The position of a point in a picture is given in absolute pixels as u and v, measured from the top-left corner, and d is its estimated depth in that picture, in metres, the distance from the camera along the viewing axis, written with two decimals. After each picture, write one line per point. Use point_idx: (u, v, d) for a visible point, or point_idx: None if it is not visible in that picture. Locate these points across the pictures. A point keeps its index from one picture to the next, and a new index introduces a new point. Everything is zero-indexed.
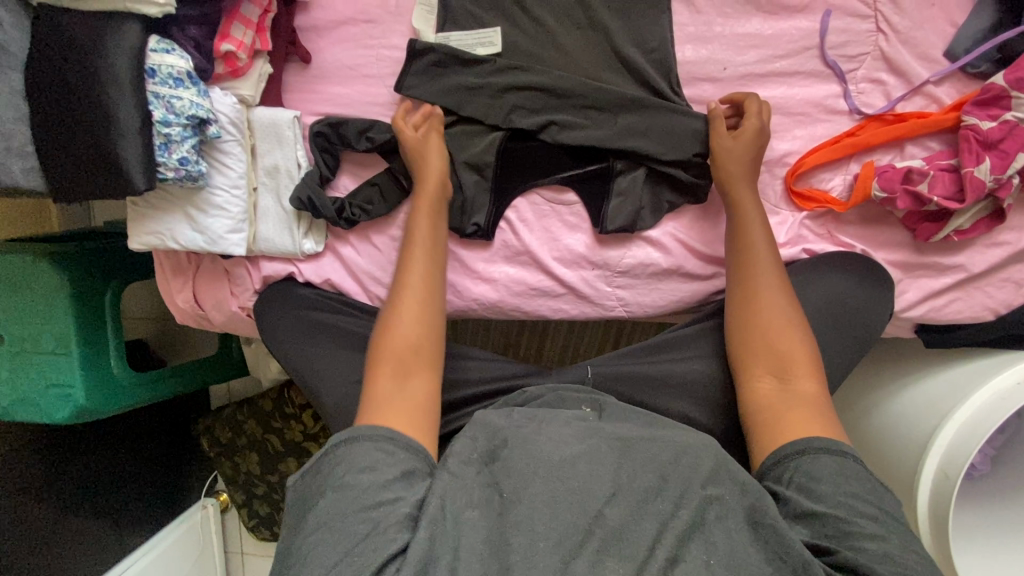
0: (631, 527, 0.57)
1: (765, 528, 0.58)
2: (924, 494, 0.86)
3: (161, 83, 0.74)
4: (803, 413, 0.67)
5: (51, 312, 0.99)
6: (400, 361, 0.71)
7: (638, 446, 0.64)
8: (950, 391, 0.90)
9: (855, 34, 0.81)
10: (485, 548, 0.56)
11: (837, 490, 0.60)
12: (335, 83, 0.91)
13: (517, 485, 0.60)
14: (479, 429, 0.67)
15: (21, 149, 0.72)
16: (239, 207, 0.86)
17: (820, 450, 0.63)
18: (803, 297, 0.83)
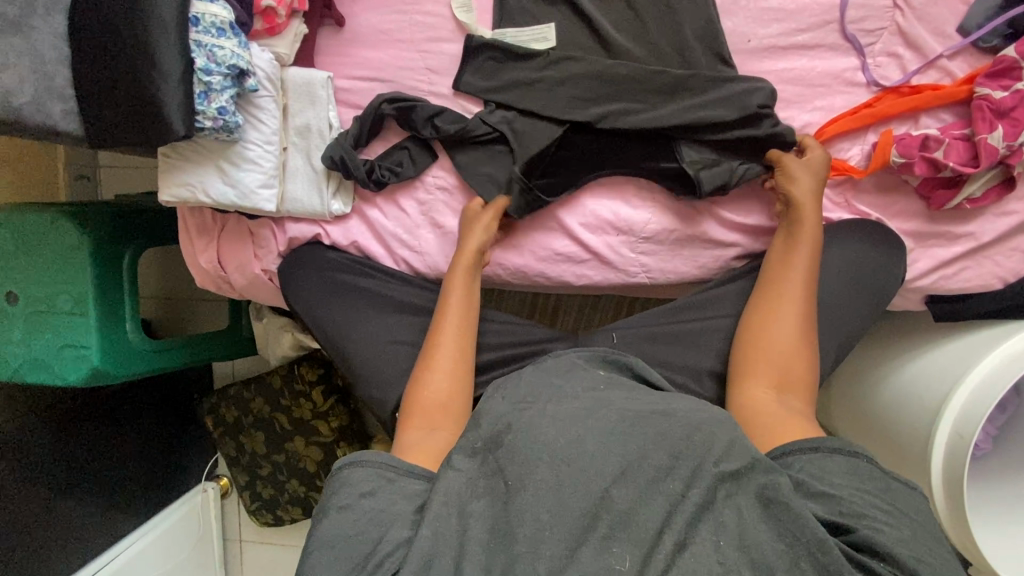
0: (639, 511, 0.54)
1: (776, 508, 0.54)
2: (937, 461, 0.87)
3: (204, 32, 0.74)
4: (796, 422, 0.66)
5: (70, 270, 0.98)
6: (427, 416, 0.73)
7: (650, 420, 0.60)
8: (960, 359, 0.90)
9: (873, 10, 0.85)
10: (490, 535, 0.56)
11: (847, 487, 0.57)
12: (369, 47, 0.94)
13: (522, 473, 0.57)
14: (483, 419, 0.64)
15: (61, 91, 0.72)
16: (271, 163, 0.86)
17: (813, 450, 0.61)
18: (825, 259, 0.84)
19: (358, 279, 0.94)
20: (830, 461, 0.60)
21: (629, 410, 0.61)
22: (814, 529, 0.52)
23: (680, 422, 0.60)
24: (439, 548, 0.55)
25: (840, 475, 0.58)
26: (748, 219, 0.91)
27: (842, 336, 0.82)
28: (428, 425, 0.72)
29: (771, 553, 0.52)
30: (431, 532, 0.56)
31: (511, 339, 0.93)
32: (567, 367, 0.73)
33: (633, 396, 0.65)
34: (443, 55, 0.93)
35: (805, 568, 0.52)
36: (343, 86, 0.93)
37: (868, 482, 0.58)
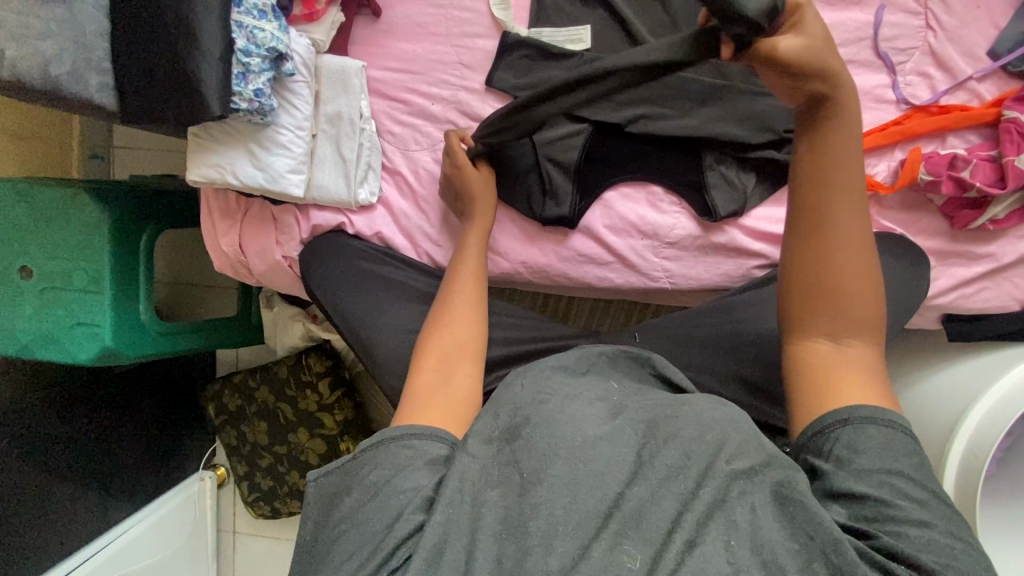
0: (650, 509, 0.54)
1: (792, 505, 0.53)
2: (951, 474, 0.86)
3: (245, 13, 0.75)
4: (857, 379, 0.59)
5: (88, 247, 0.97)
6: (440, 357, 0.71)
7: (663, 421, 0.60)
8: (976, 376, 0.91)
9: (906, 29, 0.87)
10: (501, 525, 0.55)
11: (879, 467, 0.54)
12: (404, 39, 0.94)
13: (538, 466, 0.56)
14: (500, 408, 0.63)
15: (99, 64, 0.72)
16: (302, 148, 0.86)
17: (845, 421, 0.57)
18: None
19: (382, 268, 0.93)
20: (863, 434, 0.55)
21: (644, 416, 0.62)
22: (827, 527, 0.51)
23: (692, 420, 0.60)
24: (449, 537, 0.54)
25: (872, 455, 0.54)
26: (775, 230, 0.91)
27: None
28: (442, 370, 0.69)
29: (783, 553, 0.51)
30: (443, 519, 0.55)
31: (534, 335, 0.94)
32: (587, 365, 0.73)
33: (653, 399, 0.65)
34: (477, 51, 0.93)
35: (819, 570, 0.50)
36: (376, 77, 0.94)
37: (903, 457, 0.55)
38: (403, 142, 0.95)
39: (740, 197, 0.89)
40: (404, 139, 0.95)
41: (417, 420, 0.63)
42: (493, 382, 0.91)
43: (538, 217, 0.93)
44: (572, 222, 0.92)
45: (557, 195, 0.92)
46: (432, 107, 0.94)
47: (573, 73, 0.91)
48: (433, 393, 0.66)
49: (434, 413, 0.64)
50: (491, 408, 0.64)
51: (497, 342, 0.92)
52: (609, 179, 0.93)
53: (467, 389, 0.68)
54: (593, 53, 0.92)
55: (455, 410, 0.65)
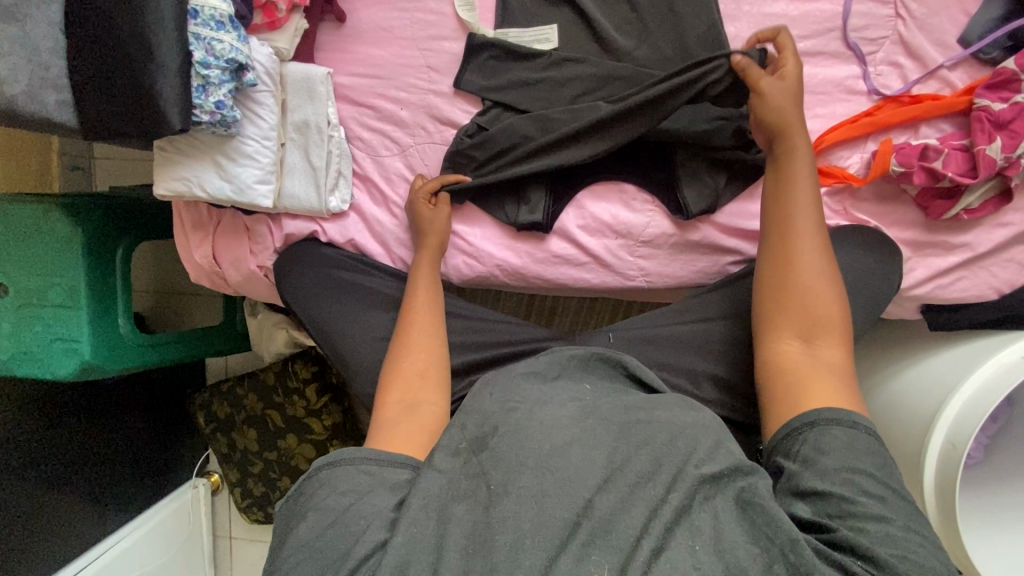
0: (619, 517, 0.54)
1: (753, 510, 0.54)
2: (931, 466, 0.87)
3: (203, 25, 0.74)
4: (824, 380, 0.64)
5: (63, 263, 0.97)
6: (407, 386, 0.73)
7: (636, 428, 0.60)
8: (953, 367, 0.90)
9: (875, 18, 0.86)
10: (467, 542, 0.54)
11: (842, 465, 0.57)
12: (370, 44, 0.93)
13: (506, 476, 0.57)
14: (467, 419, 0.63)
15: (56, 81, 0.71)
16: (269, 158, 0.85)
17: (811, 425, 0.60)
18: None
19: (355, 275, 0.93)
20: (828, 435, 0.59)
21: (612, 415, 0.62)
22: (786, 528, 0.52)
23: (662, 427, 0.60)
24: (415, 554, 0.54)
25: (835, 456, 0.58)
26: (748, 225, 0.90)
27: None
28: (410, 395, 0.72)
29: (745, 556, 0.52)
30: (405, 540, 0.55)
31: (510, 338, 0.93)
32: (557, 370, 0.73)
33: (624, 399, 0.65)
34: (443, 54, 0.92)
35: (779, 570, 0.51)
36: (343, 83, 0.93)
37: (865, 457, 0.57)
38: (373, 148, 0.95)
39: (712, 194, 0.89)
40: (374, 145, 0.94)
41: (386, 449, 0.65)
42: (464, 388, 0.90)
43: (511, 221, 0.93)
44: (544, 225, 0.91)
45: (529, 199, 0.92)
46: (401, 113, 0.93)
47: (542, 73, 0.90)
48: (400, 420, 0.69)
49: (399, 439, 0.66)
50: (459, 419, 0.64)
51: (473, 346, 0.92)
52: (582, 181, 0.92)
53: (435, 415, 0.71)
54: (562, 53, 0.91)
55: (418, 433, 0.68)
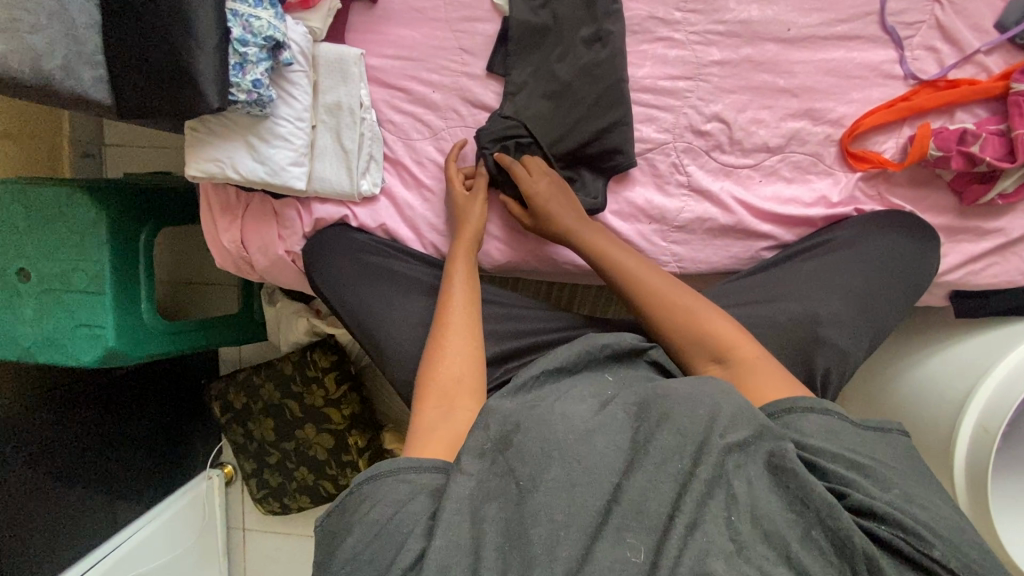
0: (650, 495, 0.54)
1: (784, 474, 0.54)
2: (963, 448, 0.90)
3: (241, 2, 0.73)
4: (759, 379, 0.64)
5: (86, 248, 0.95)
6: (440, 395, 0.68)
7: (657, 402, 0.60)
8: (986, 352, 0.94)
9: (913, 2, 0.85)
10: (504, 539, 0.54)
11: (833, 446, 0.57)
12: (401, 25, 0.91)
13: (533, 472, 0.56)
14: (489, 418, 0.61)
15: (92, 58, 0.69)
16: (302, 139, 0.84)
17: (791, 409, 0.60)
18: (854, 254, 0.83)
19: (385, 260, 0.92)
20: (809, 421, 0.59)
21: (635, 400, 0.62)
22: (817, 493, 0.53)
23: (685, 406, 0.58)
24: (456, 558, 0.53)
25: (817, 436, 0.58)
26: (785, 210, 0.89)
27: (881, 324, 0.81)
28: (444, 404, 0.67)
29: (782, 522, 0.52)
30: (444, 543, 0.53)
31: (545, 324, 0.93)
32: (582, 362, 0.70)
33: (642, 385, 0.65)
34: (476, 35, 0.91)
35: (818, 536, 0.52)
36: (374, 65, 0.91)
37: (846, 438, 0.58)
38: (404, 132, 0.93)
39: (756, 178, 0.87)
40: (404, 128, 0.93)
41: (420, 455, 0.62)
42: (503, 375, 0.89)
43: None
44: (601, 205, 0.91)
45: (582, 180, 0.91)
46: (433, 95, 0.92)
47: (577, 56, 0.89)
48: (434, 429, 0.65)
49: (437, 449, 0.63)
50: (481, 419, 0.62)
51: (510, 332, 0.92)
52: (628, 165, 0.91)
53: (463, 424, 0.66)
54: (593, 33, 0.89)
55: (452, 440, 0.64)
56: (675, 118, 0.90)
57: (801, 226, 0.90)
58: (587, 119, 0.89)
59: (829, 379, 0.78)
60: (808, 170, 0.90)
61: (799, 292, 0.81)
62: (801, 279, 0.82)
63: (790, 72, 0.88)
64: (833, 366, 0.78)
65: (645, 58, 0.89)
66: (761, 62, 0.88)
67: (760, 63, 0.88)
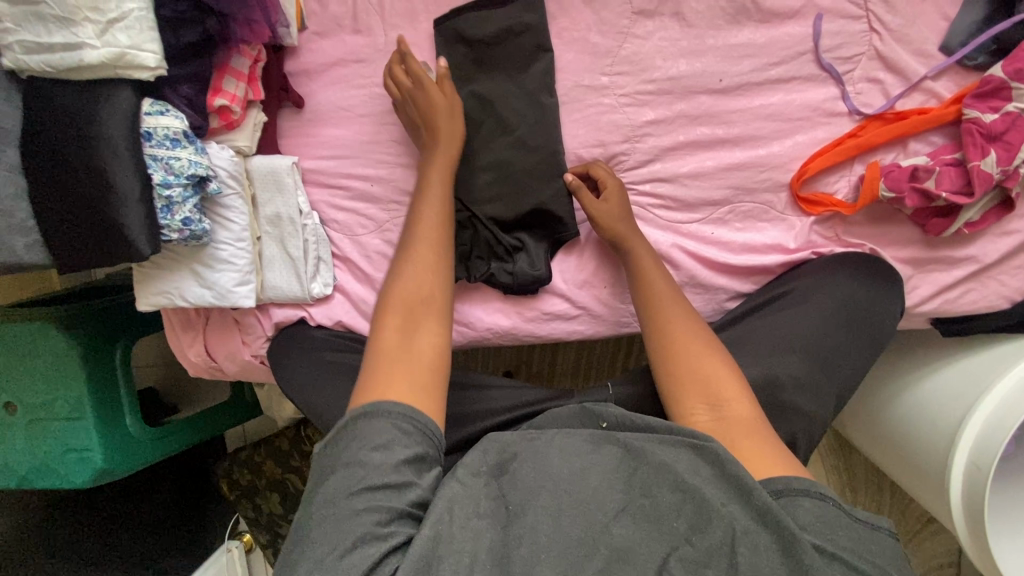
0: (638, 550, 0.54)
1: (793, 548, 0.52)
2: (958, 485, 0.87)
3: (158, 145, 0.73)
4: (750, 444, 0.62)
5: (64, 376, 0.98)
6: (406, 308, 0.69)
7: (655, 451, 0.61)
8: (971, 379, 0.90)
9: (849, 35, 0.81)
10: (489, 560, 0.54)
11: (829, 536, 0.54)
12: (331, 124, 0.91)
13: (524, 497, 0.58)
14: (490, 445, 0.64)
15: (22, 225, 0.71)
16: (246, 259, 0.85)
17: (778, 494, 0.57)
18: (816, 304, 0.80)
19: (345, 356, 0.92)
20: (800, 508, 0.56)
21: (634, 438, 0.62)
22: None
23: (675, 451, 0.61)
24: (440, 554, 0.53)
25: (812, 529, 0.55)
26: (738, 264, 0.87)
27: (842, 377, 0.78)
28: (408, 319, 0.68)
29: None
30: (431, 535, 0.54)
31: (511, 401, 0.92)
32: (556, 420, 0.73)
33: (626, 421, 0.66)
34: None
35: None
36: (310, 168, 0.91)
37: (841, 530, 0.55)
38: (349, 228, 0.94)
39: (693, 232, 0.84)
40: (349, 224, 0.93)
41: (380, 395, 0.61)
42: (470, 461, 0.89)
43: (509, 276, 0.89)
44: (544, 278, 0.89)
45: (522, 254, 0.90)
46: (373, 189, 0.92)
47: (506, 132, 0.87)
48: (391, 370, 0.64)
49: (400, 392, 0.62)
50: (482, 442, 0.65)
51: (476, 415, 0.91)
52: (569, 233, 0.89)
53: (429, 357, 0.66)
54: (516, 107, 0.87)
55: (423, 394, 0.63)
56: None
57: (759, 275, 0.88)
58: (521, 195, 0.88)
59: (796, 445, 0.75)
60: (759, 218, 0.87)
61: (760, 350, 0.79)
62: (777, 323, 0.81)
63: (728, 122, 0.84)
64: (799, 431, 0.75)
65: (578, 126, 0.87)
66: (696, 116, 0.85)
67: (695, 118, 0.85)
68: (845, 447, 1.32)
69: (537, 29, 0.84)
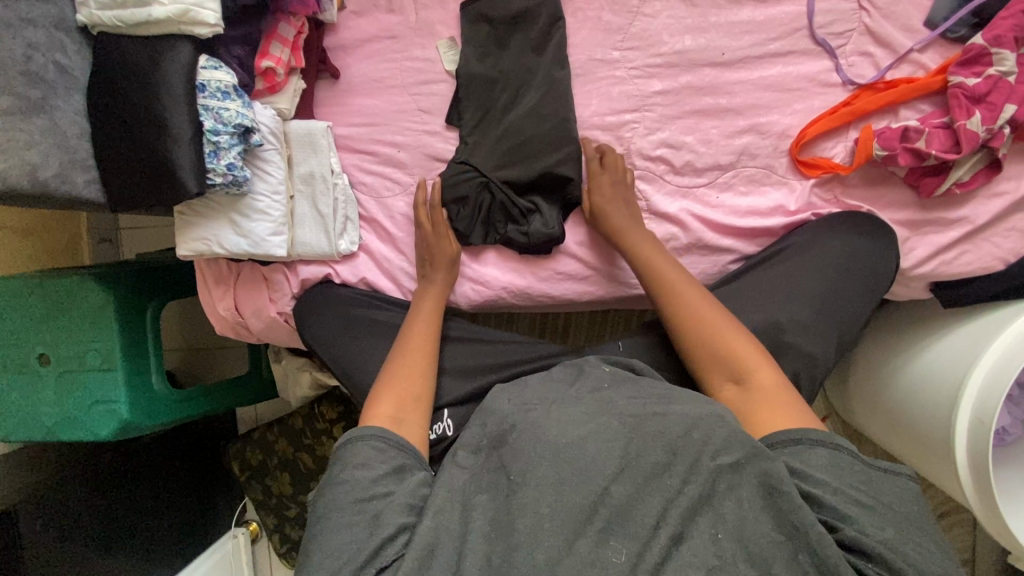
0: (637, 506, 0.56)
1: (779, 496, 0.54)
2: (962, 462, 0.88)
3: (210, 97, 0.80)
4: (771, 404, 0.66)
5: (98, 330, 1.03)
6: (398, 396, 0.74)
7: (648, 421, 0.60)
8: (963, 352, 0.91)
9: (840, 13, 0.88)
10: (490, 527, 0.57)
11: (829, 477, 0.57)
12: (363, 95, 0.99)
13: (524, 467, 0.59)
14: (488, 416, 0.67)
15: (84, 162, 0.78)
16: (280, 211, 0.91)
17: (795, 442, 0.61)
18: (811, 267, 0.85)
19: (367, 310, 0.97)
20: (813, 454, 0.59)
21: (631, 411, 0.62)
22: (810, 522, 0.52)
23: (677, 419, 0.60)
24: (442, 539, 0.57)
25: (823, 470, 0.58)
26: (745, 224, 0.91)
27: (842, 323, 0.83)
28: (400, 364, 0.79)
29: (769, 547, 0.52)
30: (432, 525, 0.58)
31: (524, 355, 0.96)
32: (576, 369, 0.75)
33: (637, 395, 0.66)
34: (433, 96, 0.97)
35: (803, 561, 0.52)
36: (342, 134, 0.99)
37: (848, 473, 0.58)
38: (375, 191, 1.00)
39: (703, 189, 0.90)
40: (376, 187, 1.00)
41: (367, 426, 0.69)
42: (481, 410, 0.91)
43: (525, 237, 0.94)
44: (559, 237, 0.94)
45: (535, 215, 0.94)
46: (399, 154, 0.98)
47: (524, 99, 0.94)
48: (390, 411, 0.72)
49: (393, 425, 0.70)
50: (481, 417, 0.68)
51: (490, 366, 0.95)
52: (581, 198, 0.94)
53: (417, 435, 0.71)
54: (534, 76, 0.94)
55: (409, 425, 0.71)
56: (626, 148, 0.94)
57: (763, 236, 0.92)
58: (536, 157, 0.93)
59: (800, 382, 0.79)
60: (762, 182, 0.93)
61: (761, 299, 0.83)
62: (773, 284, 0.84)
63: (731, 92, 0.91)
64: (802, 369, 0.79)
65: (591, 96, 0.94)
66: (701, 86, 0.92)
67: (701, 88, 0.92)
68: (854, 435, 1.33)
69: (555, 7, 0.92)
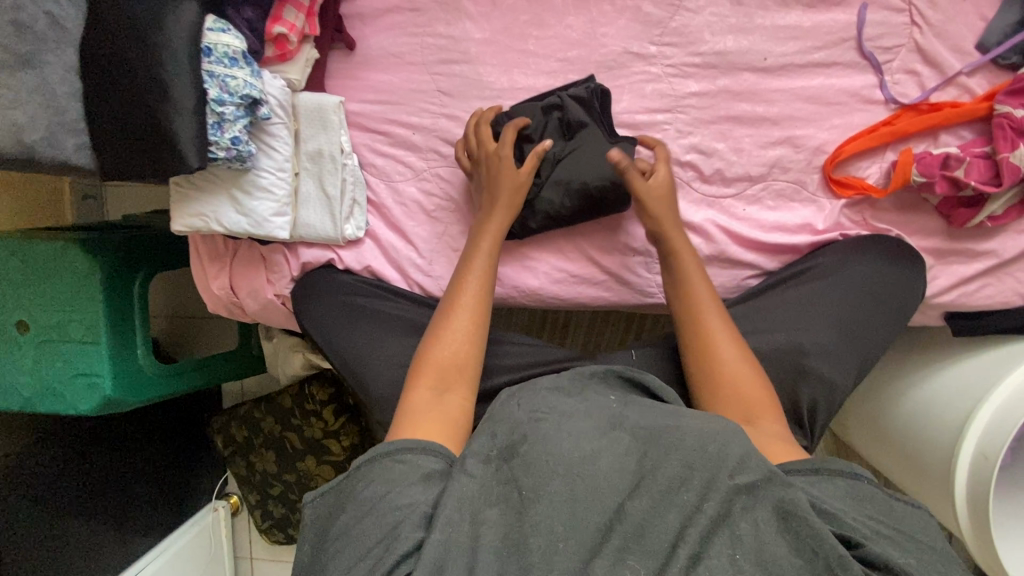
0: (653, 523, 0.51)
1: (795, 522, 0.50)
2: (964, 510, 0.86)
3: (216, 62, 0.73)
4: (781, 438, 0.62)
5: (82, 299, 0.97)
6: (438, 375, 0.69)
7: (663, 436, 0.56)
8: (963, 392, 0.91)
9: (891, 27, 0.84)
10: (501, 544, 0.52)
11: (853, 511, 0.54)
12: (381, 70, 0.93)
13: (537, 482, 0.54)
14: (498, 427, 0.60)
15: (73, 125, 0.72)
16: (285, 189, 0.85)
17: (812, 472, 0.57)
18: (831, 295, 0.82)
19: (370, 300, 0.92)
20: (827, 487, 0.56)
21: (642, 425, 0.58)
22: (830, 543, 0.49)
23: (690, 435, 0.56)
24: (451, 553, 0.51)
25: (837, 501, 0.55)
26: (770, 240, 0.88)
27: (861, 351, 0.81)
28: (439, 380, 0.69)
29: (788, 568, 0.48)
30: (442, 537, 0.52)
31: (533, 358, 0.92)
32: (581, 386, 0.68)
33: (654, 410, 0.61)
34: (453, 76, 0.91)
35: None
36: (355, 111, 0.93)
37: (869, 505, 0.55)
38: (386, 174, 0.94)
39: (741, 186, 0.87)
40: (387, 170, 0.94)
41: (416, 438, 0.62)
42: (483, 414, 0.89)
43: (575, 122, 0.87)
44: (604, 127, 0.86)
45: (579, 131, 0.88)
46: (414, 137, 0.93)
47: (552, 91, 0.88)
48: (425, 411, 0.65)
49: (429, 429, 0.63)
50: (489, 426, 0.61)
51: (499, 367, 0.91)
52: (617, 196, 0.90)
53: (462, 410, 0.67)
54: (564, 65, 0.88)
55: (449, 428, 0.64)
56: None
57: (787, 253, 0.89)
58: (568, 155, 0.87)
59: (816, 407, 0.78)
60: (791, 198, 0.89)
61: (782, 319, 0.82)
62: (793, 305, 0.83)
63: (769, 100, 0.87)
64: (819, 397, 0.78)
65: (622, 92, 0.89)
66: (738, 90, 0.87)
67: (738, 92, 0.87)
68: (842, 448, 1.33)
69: None
